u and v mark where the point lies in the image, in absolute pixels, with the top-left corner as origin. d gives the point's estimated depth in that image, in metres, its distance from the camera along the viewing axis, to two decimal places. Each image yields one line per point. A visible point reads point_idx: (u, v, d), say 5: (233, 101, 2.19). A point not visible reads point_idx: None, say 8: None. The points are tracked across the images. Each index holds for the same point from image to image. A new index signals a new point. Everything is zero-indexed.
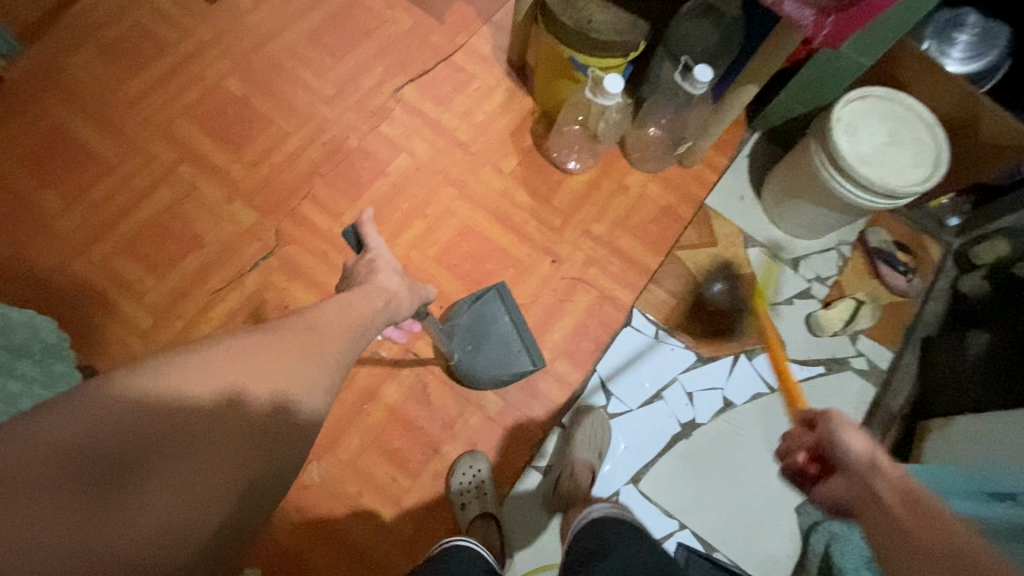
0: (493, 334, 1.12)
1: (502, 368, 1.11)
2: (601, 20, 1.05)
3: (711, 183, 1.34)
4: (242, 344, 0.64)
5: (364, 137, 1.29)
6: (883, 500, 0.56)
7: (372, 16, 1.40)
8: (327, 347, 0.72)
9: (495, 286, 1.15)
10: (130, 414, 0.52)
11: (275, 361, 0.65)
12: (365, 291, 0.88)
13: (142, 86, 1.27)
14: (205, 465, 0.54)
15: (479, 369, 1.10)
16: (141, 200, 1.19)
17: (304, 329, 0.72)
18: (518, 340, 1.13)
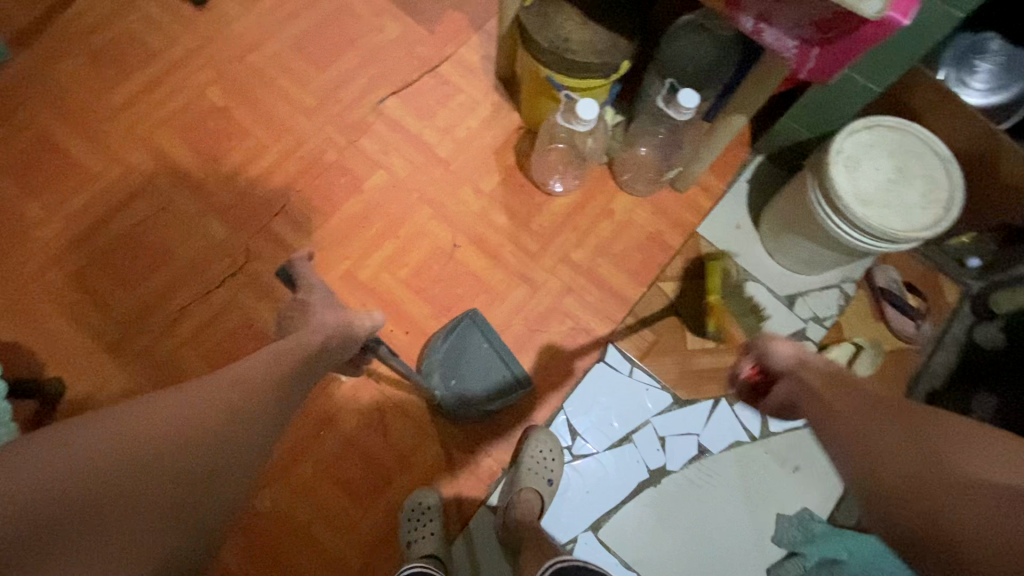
0: (470, 362, 1.10)
1: (486, 397, 1.09)
2: (578, 41, 0.99)
3: (705, 210, 1.25)
4: (164, 411, 0.59)
5: (341, 151, 1.26)
6: (821, 394, 0.60)
7: (359, 23, 1.35)
8: (261, 403, 0.66)
9: (470, 312, 1.12)
10: (27, 502, 0.49)
11: (192, 428, 0.59)
12: (305, 332, 0.79)
13: (125, 94, 1.27)
14: (112, 547, 0.51)
15: (462, 401, 1.08)
16: (118, 211, 1.20)
17: (229, 385, 0.65)
18: (499, 364, 1.10)
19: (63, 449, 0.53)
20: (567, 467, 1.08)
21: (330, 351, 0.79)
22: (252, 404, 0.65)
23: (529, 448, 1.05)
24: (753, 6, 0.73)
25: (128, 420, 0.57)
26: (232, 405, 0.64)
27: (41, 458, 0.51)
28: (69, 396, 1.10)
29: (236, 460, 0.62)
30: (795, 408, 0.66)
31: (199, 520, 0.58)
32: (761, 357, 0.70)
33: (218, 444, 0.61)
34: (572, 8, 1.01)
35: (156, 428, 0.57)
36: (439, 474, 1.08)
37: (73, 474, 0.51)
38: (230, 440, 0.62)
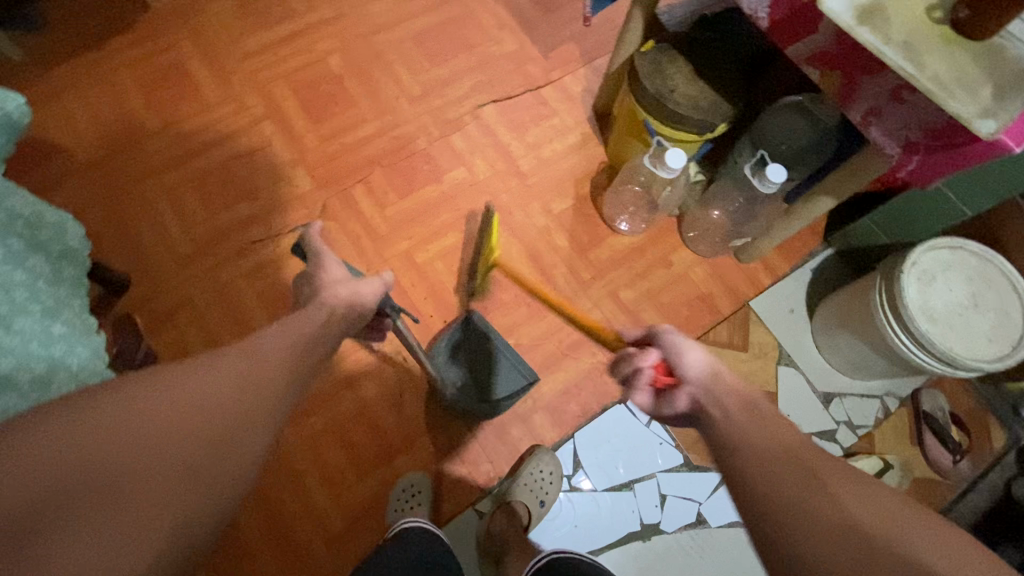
0: (478, 359, 1.10)
1: (497, 388, 1.09)
2: (682, 93, 1.03)
3: (763, 286, 1.25)
4: (162, 389, 0.52)
5: (432, 141, 1.33)
6: (727, 406, 0.62)
7: (479, 32, 1.44)
8: (265, 373, 0.60)
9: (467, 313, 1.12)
10: (39, 479, 0.46)
11: (198, 407, 0.53)
12: (321, 308, 0.74)
13: (258, 43, 1.39)
14: (121, 521, 0.47)
15: (475, 395, 1.07)
16: (221, 142, 1.30)
17: (242, 364, 0.59)
18: (506, 357, 1.11)
19: (71, 427, 0.48)
20: (562, 496, 1.07)
21: (334, 329, 0.72)
22: (263, 384, 0.59)
23: (529, 465, 1.05)
24: (866, 99, 0.75)
25: (133, 400, 0.51)
26: (246, 385, 0.57)
27: (51, 433, 0.47)
28: (132, 291, 1.18)
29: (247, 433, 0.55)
30: (693, 420, 0.66)
31: (210, 494, 0.52)
32: (668, 360, 0.69)
33: (224, 417, 0.54)
34: (685, 62, 1.05)
35: (162, 410, 0.51)
36: (436, 465, 1.09)
37: (75, 456, 0.47)
38: (240, 414, 0.55)
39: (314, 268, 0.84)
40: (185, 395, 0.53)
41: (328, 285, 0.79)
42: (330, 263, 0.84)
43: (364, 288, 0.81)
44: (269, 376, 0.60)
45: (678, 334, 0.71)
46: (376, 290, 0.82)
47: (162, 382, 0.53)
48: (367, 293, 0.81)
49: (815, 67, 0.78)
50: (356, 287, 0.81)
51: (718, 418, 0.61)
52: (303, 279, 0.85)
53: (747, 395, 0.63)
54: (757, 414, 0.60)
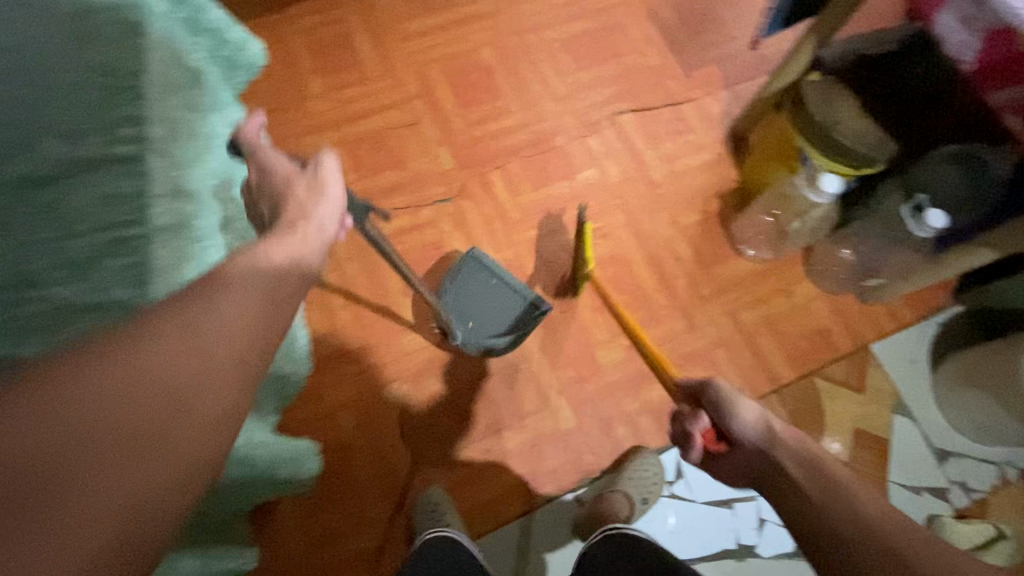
0: (484, 298, 1.16)
1: (504, 324, 1.16)
2: (845, 128, 1.05)
3: (886, 331, 1.23)
4: (91, 361, 0.44)
5: (570, 140, 1.38)
6: (786, 470, 0.66)
7: (626, 43, 1.49)
8: (222, 309, 0.50)
9: (467, 253, 1.18)
10: None
11: (134, 380, 0.44)
12: (298, 238, 0.62)
13: (419, 26, 1.48)
14: (84, 502, 0.40)
15: (484, 333, 1.14)
16: (375, 113, 1.38)
17: (195, 321, 0.48)
18: (514, 292, 1.17)
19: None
20: (662, 500, 1.08)
21: (313, 245, 0.63)
22: (216, 329, 0.48)
23: (634, 463, 1.07)
24: None
25: (64, 380, 0.42)
26: (203, 347, 0.47)
27: None
28: None
29: (197, 400, 0.45)
30: (750, 475, 0.71)
31: (167, 472, 0.43)
32: (721, 417, 0.74)
33: (169, 385, 0.45)
34: (854, 99, 1.09)
35: (102, 378, 0.43)
36: (541, 448, 1.12)
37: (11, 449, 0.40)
38: (190, 383, 0.46)
39: (271, 179, 0.68)
40: (123, 369, 0.44)
41: (297, 205, 0.65)
42: (276, 163, 0.69)
43: (326, 214, 0.66)
44: (229, 332, 0.49)
45: (733, 392, 0.75)
46: (341, 201, 0.69)
47: (88, 357, 0.44)
48: (333, 212, 0.67)
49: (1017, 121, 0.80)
50: (324, 206, 0.67)
51: (789, 479, 0.65)
52: (255, 189, 0.70)
53: (813, 458, 0.66)
54: (820, 476, 0.63)
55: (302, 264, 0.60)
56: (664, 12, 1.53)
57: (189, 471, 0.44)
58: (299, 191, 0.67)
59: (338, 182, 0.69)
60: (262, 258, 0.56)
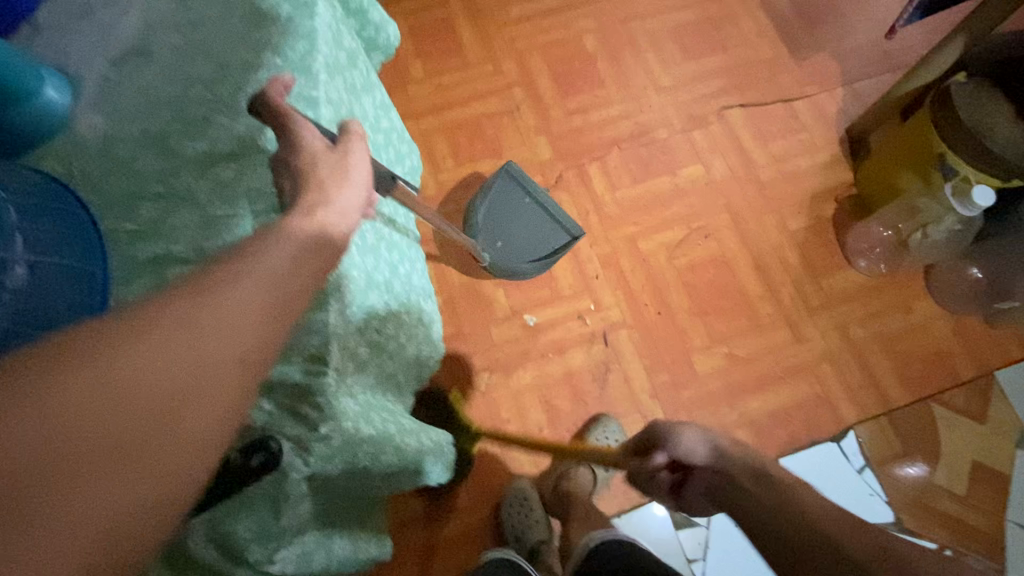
0: (517, 218, 1.20)
1: (536, 249, 1.19)
2: (1000, 133, 0.96)
3: (1015, 359, 1.13)
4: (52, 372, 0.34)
5: (673, 134, 1.32)
6: None
7: (738, 34, 1.41)
8: (229, 306, 0.40)
9: (500, 171, 1.20)
10: None
11: (102, 391, 0.35)
12: (314, 227, 0.47)
13: (521, 11, 1.45)
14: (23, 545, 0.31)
15: (514, 256, 1.18)
16: (474, 99, 1.37)
17: (191, 316, 0.39)
18: (546, 216, 1.20)
19: None
20: None
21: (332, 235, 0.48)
22: (219, 331, 0.39)
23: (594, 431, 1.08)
24: None
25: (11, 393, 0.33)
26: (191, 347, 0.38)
27: None
28: None
29: (187, 415, 0.37)
30: None
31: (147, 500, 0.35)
32: None
33: (153, 396, 0.36)
34: (1006, 102, 0.99)
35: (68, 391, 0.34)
36: None
37: None
38: (183, 391, 0.37)
39: (289, 149, 0.52)
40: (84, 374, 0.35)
41: (315, 187, 0.50)
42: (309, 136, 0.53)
43: (349, 200, 0.52)
44: (230, 332, 0.39)
45: None
46: (367, 185, 0.54)
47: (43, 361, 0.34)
48: (358, 198, 0.53)
49: None
50: (347, 188, 0.52)
51: None
52: (276, 163, 0.53)
53: None
54: None
55: (319, 254, 0.47)
56: (780, 2, 1.44)
57: (177, 492, 0.37)
58: (320, 168, 0.52)
59: (365, 162, 0.55)
60: (277, 238, 0.44)
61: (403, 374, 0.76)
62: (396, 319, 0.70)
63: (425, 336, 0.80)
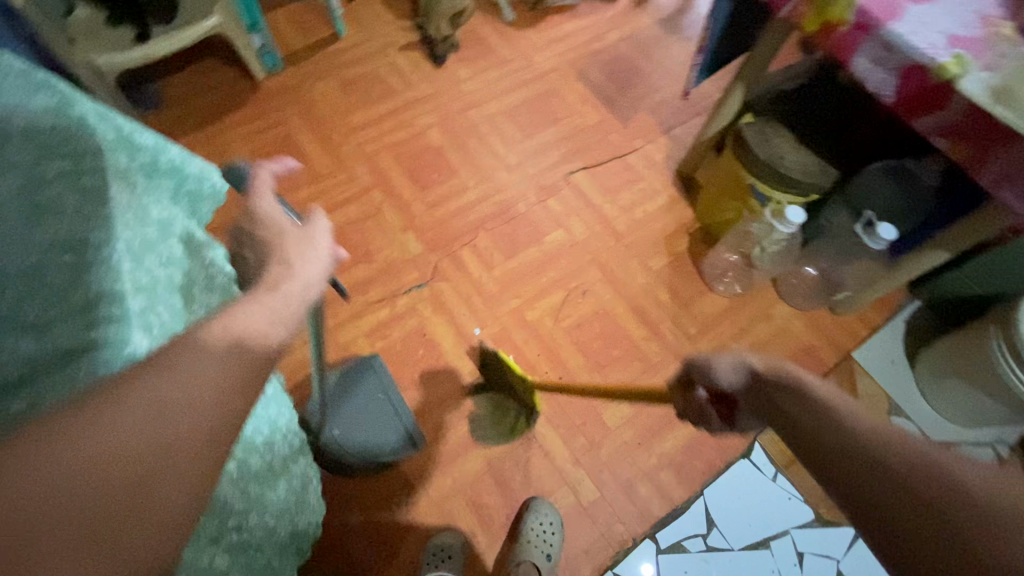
0: (365, 412, 1.09)
1: (371, 448, 1.06)
2: (793, 159, 1.12)
3: (862, 337, 1.29)
4: (44, 446, 0.34)
5: (531, 206, 1.40)
6: None
7: (565, 106, 1.56)
8: (211, 371, 0.41)
9: (368, 359, 1.13)
10: None
11: (87, 459, 0.35)
12: (281, 297, 0.50)
13: (362, 117, 1.49)
14: None
15: (347, 447, 1.05)
16: (333, 209, 1.36)
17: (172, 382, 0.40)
18: (395, 416, 1.09)
19: None
20: (701, 557, 1.06)
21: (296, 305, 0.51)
22: (202, 397, 0.40)
23: (529, 519, 1.03)
24: (996, 168, 0.84)
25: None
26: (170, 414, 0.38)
27: None
28: None
29: (164, 489, 0.37)
30: None
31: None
32: None
33: (131, 471, 0.36)
34: (789, 132, 1.16)
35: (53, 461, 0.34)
36: (568, 527, 1.07)
37: None
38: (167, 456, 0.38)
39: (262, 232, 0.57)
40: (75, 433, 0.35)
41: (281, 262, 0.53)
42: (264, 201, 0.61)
43: (312, 266, 0.55)
44: (213, 397, 0.41)
45: None
46: (330, 255, 0.57)
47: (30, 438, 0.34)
48: (322, 271, 0.55)
49: (945, 139, 0.87)
50: (311, 261, 0.55)
51: None
52: (242, 235, 0.59)
53: None
54: None
55: (289, 320, 0.49)
56: (593, 74, 1.62)
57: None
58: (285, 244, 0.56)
59: (329, 238, 0.59)
60: (254, 309, 0.47)
61: (278, 558, 0.72)
62: (262, 505, 0.66)
63: (298, 509, 0.76)
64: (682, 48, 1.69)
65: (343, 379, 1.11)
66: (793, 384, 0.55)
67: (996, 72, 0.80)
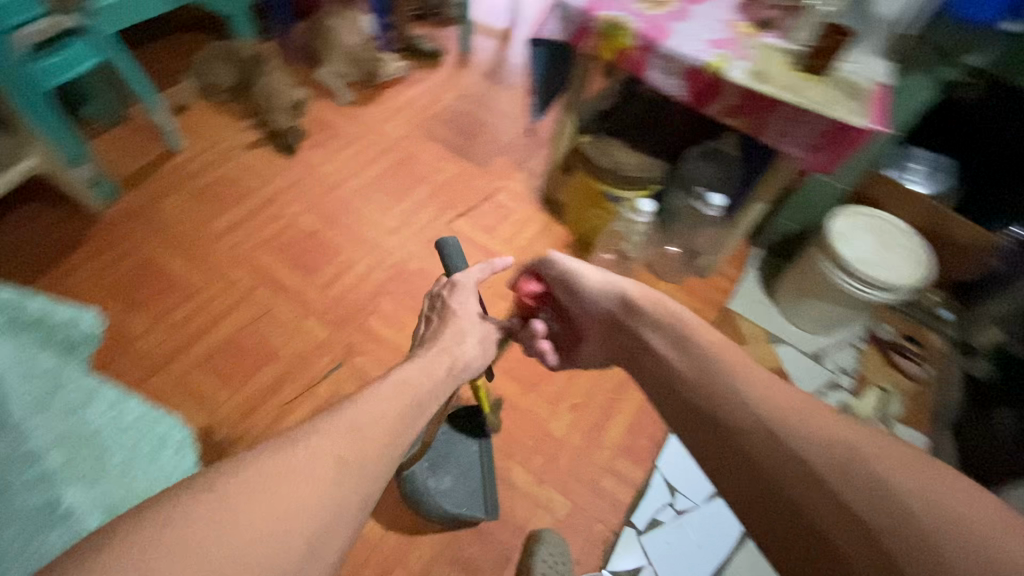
0: (457, 464, 1.07)
1: (453, 504, 1.04)
2: (629, 161, 1.32)
3: (731, 290, 1.51)
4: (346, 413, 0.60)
5: (423, 260, 1.45)
6: None
7: (424, 165, 1.66)
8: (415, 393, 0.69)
9: (479, 431, 1.09)
10: (260, 481, 0.49)
11: (361, 423, 0.60)
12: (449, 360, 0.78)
13: (226, 221, 1.44)
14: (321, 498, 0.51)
15: (429, 496, 1.03)
16: (220, 319, 1.29)
17: (343, 434, 0.57)
18: (480, 481, 1.07)
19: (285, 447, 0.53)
20: (676, 522, 1.13)
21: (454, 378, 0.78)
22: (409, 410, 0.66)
23: (539, 553, 1.04)
24: (774, 128, 1.06)
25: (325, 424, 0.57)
26: (359, 434, 0.58)
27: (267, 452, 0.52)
28: None
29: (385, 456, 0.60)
30: None
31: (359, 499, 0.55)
32: None
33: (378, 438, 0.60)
34: (619, 141, 1.36)
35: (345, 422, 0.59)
36: None
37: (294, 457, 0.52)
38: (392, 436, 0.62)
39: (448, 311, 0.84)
40: (294, 456, 0.52)
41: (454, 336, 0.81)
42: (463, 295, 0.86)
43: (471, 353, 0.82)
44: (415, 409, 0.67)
45: None
46: (483, 351, 0.85)
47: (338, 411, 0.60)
48: (476, 360, 0.83)
49: (732, 117, 1.09)
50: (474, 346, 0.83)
51: None
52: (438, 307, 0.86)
53: None
54: None
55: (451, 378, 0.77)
56: (441, 132, 1.75)
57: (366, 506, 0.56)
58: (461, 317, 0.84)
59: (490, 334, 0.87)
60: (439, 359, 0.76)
61: None
62: None
63: None
64: (510, 95, 1.90)
65: (444, 431, 1.08)
66: (672, 326, 0.75)
67: (748, 61, 1.05)
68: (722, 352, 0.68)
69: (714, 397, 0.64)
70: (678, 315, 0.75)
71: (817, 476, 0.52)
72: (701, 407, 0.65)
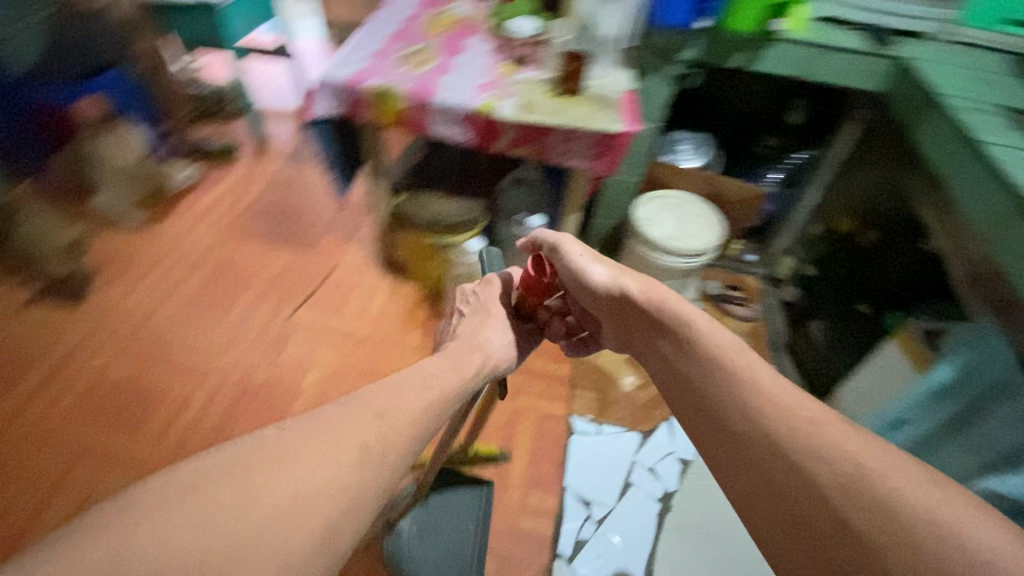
0: (449, 537, 0.98)
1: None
2: (448, 210, 1.38)
3: None
4: (366, 400, 0.57)
5: (269, 366, 1.33)
6: None
7: (246, 265, 1.54)
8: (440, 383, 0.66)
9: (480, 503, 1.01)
10: (260, 460, 0.47)
11: (381, 412, 0.56)
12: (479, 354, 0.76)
13: (14, 406, 1.23)
14: (322, 486, 0.46)
15: (411, 559, 0.96)
16: (31, 523, 1.08)
17: (367, 420, 0.54)
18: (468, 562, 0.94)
19: (297, 429, 0.51)
20: (598, 534, 1.15)
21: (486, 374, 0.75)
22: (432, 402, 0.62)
23: None
24: (555, 147, 1.15)
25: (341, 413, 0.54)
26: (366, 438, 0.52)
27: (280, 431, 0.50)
28: None
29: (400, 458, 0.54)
30: None
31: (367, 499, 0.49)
32: None
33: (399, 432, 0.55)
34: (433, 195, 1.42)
35: (364, 412, 0.55)
36: None
37: (295, 439, 0.49)
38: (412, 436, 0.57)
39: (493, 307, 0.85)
40: (295, 435, 0.49)
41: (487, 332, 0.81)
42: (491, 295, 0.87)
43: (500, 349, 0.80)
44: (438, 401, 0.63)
45: None
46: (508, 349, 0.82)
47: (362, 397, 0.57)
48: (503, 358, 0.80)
49: (518, 146, 1.16)
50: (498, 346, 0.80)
51: None
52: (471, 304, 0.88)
53: None
54: None
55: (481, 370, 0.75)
56: (256, 226, 1.65)
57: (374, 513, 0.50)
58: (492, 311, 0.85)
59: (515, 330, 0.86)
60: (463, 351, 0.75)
61: None
62: None
63: None
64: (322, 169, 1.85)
65: (445, 498, 1.03)
66: (680, 335, 0.66)
67: (513, 97, 1.14)
68: (743, 354, 0.60)
69: (708, 392, 0.59)
70: (686, 318, 0.68)
71: (816, 492, 0.45)
72: (691, 382, 0.62)
